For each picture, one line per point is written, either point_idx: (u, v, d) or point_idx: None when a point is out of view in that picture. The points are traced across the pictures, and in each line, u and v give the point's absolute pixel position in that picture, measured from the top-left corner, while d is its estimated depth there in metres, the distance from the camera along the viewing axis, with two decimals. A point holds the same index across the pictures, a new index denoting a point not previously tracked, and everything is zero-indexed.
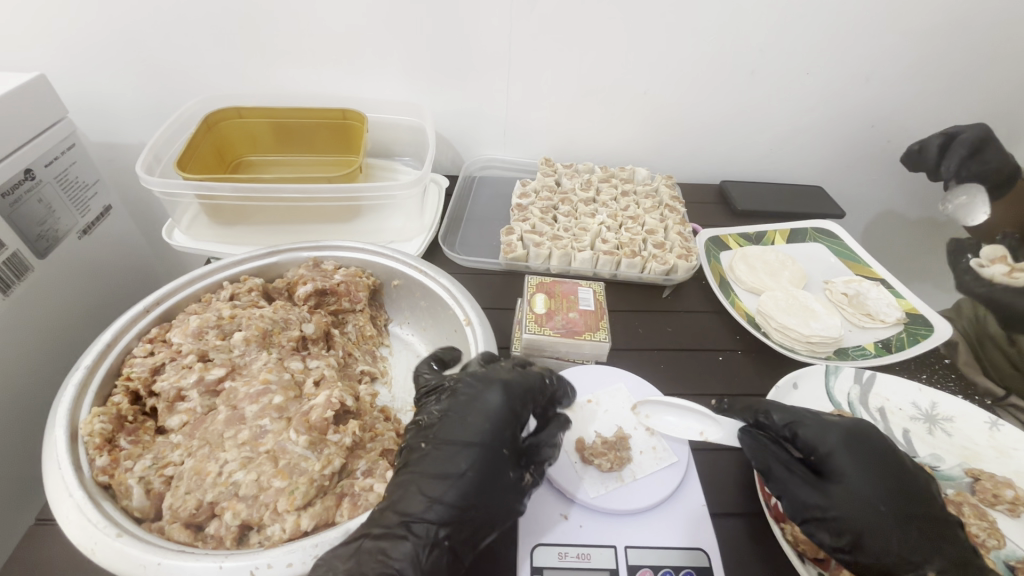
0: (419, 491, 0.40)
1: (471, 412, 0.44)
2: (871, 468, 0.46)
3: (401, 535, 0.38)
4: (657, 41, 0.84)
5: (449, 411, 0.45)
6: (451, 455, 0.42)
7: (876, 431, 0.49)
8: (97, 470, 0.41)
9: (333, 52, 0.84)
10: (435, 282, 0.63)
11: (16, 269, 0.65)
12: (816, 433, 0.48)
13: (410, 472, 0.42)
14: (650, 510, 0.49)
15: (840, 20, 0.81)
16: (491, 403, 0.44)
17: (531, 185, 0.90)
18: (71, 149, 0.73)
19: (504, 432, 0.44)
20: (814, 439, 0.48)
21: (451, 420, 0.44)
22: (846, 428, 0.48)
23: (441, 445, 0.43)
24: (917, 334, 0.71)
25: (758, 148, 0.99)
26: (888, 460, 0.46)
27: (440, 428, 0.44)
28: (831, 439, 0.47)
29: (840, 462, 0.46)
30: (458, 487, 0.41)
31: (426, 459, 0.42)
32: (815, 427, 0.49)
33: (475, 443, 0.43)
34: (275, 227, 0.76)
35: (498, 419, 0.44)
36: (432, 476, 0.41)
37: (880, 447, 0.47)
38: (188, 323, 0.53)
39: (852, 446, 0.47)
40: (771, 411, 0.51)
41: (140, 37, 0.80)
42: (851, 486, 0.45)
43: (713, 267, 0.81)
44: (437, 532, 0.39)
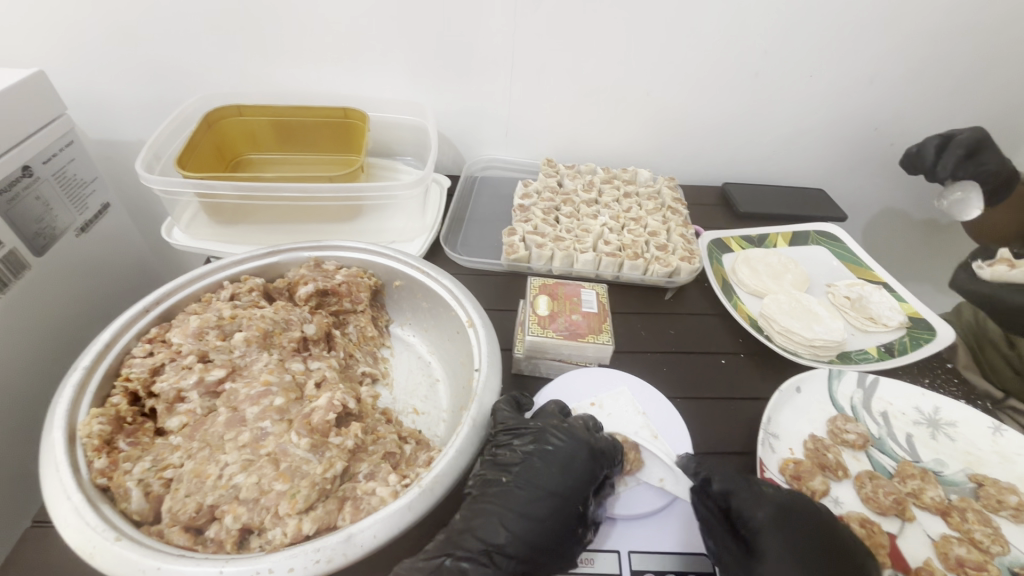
0: (501, 523, 0.42)
1: (557, 462, 0.46)
2: (798, 551, 0.43)
3: (484, 563, 0.40)
4: (661, 41, 0.83)
5: (534, 456, 0.46)
6: (537, 499, 0.44)
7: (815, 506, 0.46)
8: (96, 472, 0.41)
9: (335, 50, 0.83)
10: (438, 283, 0.63)
11: (13, 267, 0.64)
12: (749, 506, 0.45)
13: (491, 504, 0.43)
14: (654, 517, 0.48)
15: (843, 23, 0.81)
16: (578, 457, 0.46)
17: (533, 186, 0.90)
18: (69, 146, 0.73)
19: (586, 486, 0.45)
20: (746, 511, 0.45)
21: (535, 465, 0.45)
22: (781, 504, 0.45)
23: (525, 486, 0.44)
24: (919, 338, 0.71)
25: (760, 150, 0.99)
26: (819, 543, 0.43)
27: (526, 471, 0.45)
28: (764, 515, 0.44)
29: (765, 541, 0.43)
30: (538, 530, 0.42)
31: (507, 496, 0.44)
32: (749, 499, 0.45)
33: (557, 494, 0.44)
34: (276, 226, 0.75)
35: (582, 477, 0.45)
36: (515, 514, 0.42)
37: (812, 526, 0.44)
38: (188, 323, 0.52)
39: (782, 523, 0.44)
40: (711, 476, 0.46)
41: (139, 33, 0.79)
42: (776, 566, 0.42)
43: (715, 269, 0.80)
44: (514, 567, 0.41)
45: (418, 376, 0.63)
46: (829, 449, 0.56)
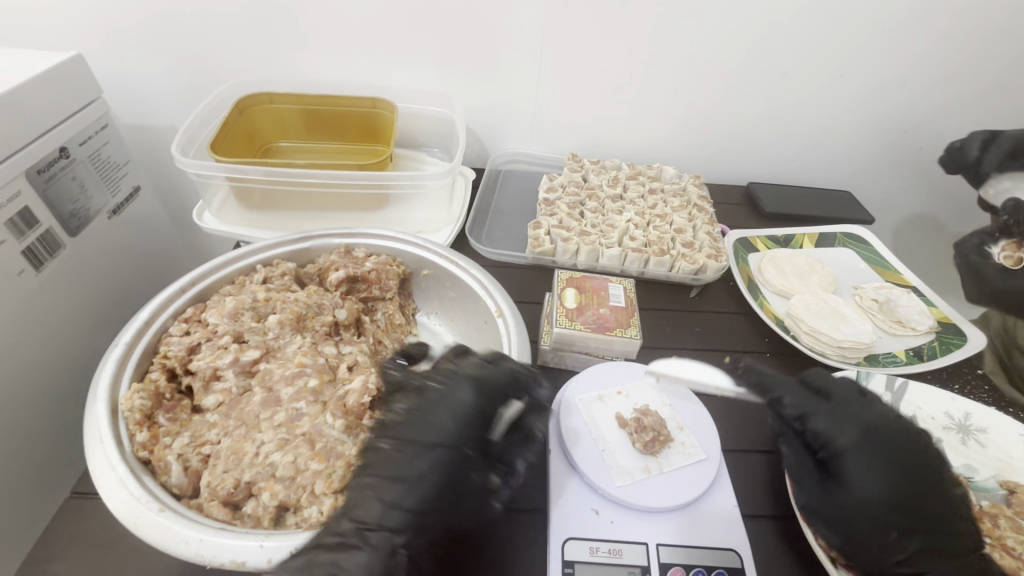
0: (377, 497, 0.40)
1: (437, 411, 0.43)
2: (883, 474, 0.45)
3: (356, 544, 0.38)
4: (692, 39, 0.83)
5: (414, 411, 0.43)
6: (413, 458, 0.41)
7: (905, 432, 0.47)
8: (138, 445, 0.41)
9: (367, 41, 0.84)
10: (467, 274, 0.63)
11: (49, 246, 0.66)
12: (829, 428, 0.46)
13: (370, 475, 0.41)
14: (683, 511, 0.48)
15: (876, 24, 0.80)
16: (460, 402, 0.43)
17: (558, 180, 0.90)
18: (103, 130, 0.75)
19: (473, 432, 0.43)
20: (827, 434, 0.46)
21: (416, 421, 0.43)
22: (866, 426, 0.46)
23: (400, 447, 0.42)
24: (949, 343, 0.70)
25: (787, 150, 0.98)
26: (905, 463, 0.46)
27: (405, 429, 0.43)
28: (845, 436, 0.46)
29: (848, 462, 0.45)
30: (417, 497, 0.40)
31: (385, 461, 0.41)
32: (829, 424, 0.46)
33: (440, 445, 0.42)
34: (304, 213, 0.76)
35: (466, 420, 0.43)
36: (391, 480, 0.40)
37: (903, 443, 0.46)
38: (224, 303, 0.52)
39: (867, 445, 0.45)
40: (782, 397, 0.47)
41: (175, 22, 0.80)
42: (860, 489, 0.44)
43: (741, 268, 0.80)
44: (394, 540, 0.38)
45: None
46: None
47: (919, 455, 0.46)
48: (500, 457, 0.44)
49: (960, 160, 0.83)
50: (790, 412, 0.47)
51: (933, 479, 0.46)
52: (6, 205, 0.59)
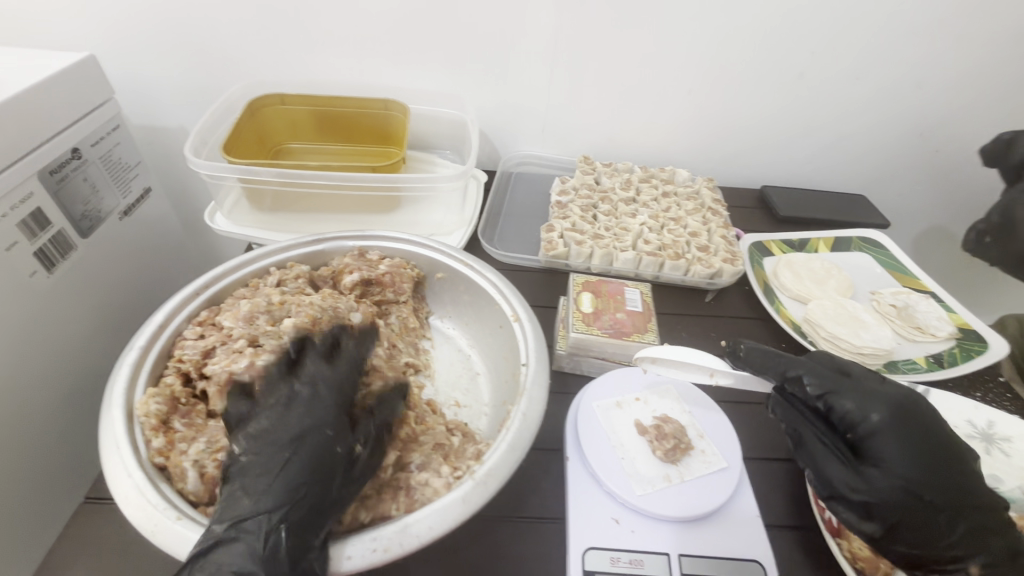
0: (246, 491, 0.37)
1: (292, 406, 0.42)
2: (914, 453, 0.45)
3: (233, 535, 0.35)
4: (707, 41, 0.82)
5: (270, 414, 0.42)
6: (274, 449, 0.39)
7: (924, 408, 0.48)
8: (154, 451, 0.41)
9: (380, 43, 0.84)
10: (482, 277, 0.62)
11: (60, 247, 0.65)
12: (859, 408, 0.47)
13: (237, 477, 0.39)
14: (707, 521, 0.47)
15: (894, 24, 0.79)
16: (315, 392, 0.43)
17: (570, 183, 0.89)
18: (115, 131, 0.74)
19: (328, 413, 0.42)
20: (859, 414, 0.47)
21: (274, 422, 0.41)
22: (893, 404, 0.47)
23: (258, 451, 0.39)
24: (970, 349, 0.69)
25: (801, 154, 0.97)
26: (930, 439, 0.46)
27: (265, 431, 0.41)
28: (877, 416, 0.46)
29: (881, 441, 0.46)
30: (284, 487, 0.37)
31: (249, 464, 0.39)
32: (857, 403, 0.47)
33: (297, 433, 0.40)
34: (316, 215, 0.76)
35: (318, 403, 0.42)
36: (257, 473, 0.38)
37: (925, 419, 0.47)
38: (239, 307, 0.52)
39: (898, 424, 0.46)
40: (804, 376, 0.49)
41: (188, 22, 0.80)
42: (896, 471, 0.45)
43: (757, 272, 0.79)
44: (272, 525, 0.36)
45: (459, 369, 0.62)
46: None
47: (940, 430, 0.48)
48: (365, 433, 0.43)
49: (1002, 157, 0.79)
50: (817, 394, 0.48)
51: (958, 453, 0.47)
52: (18, 206, 0.59)
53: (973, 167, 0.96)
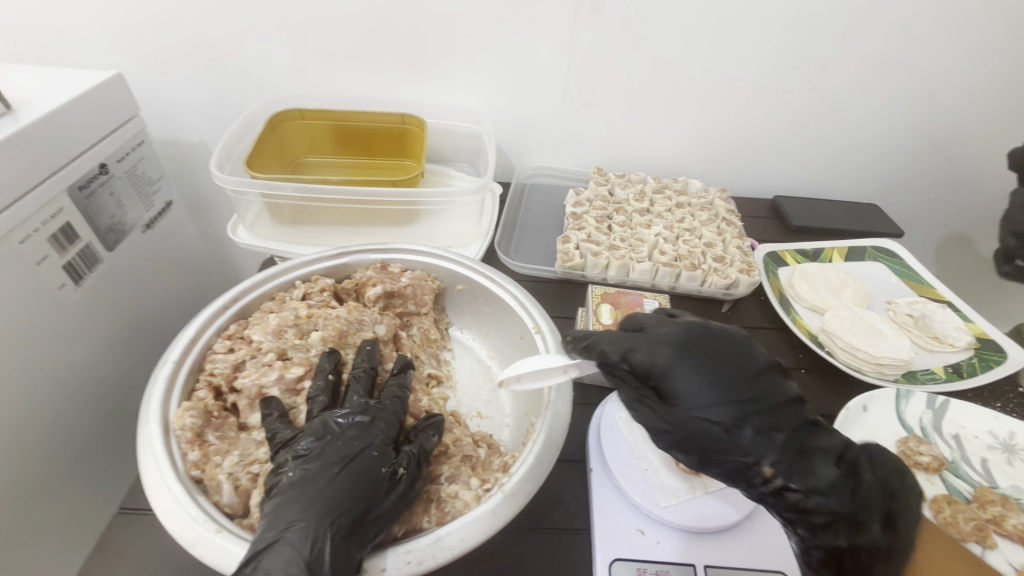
0: (294, 500, 0.38)
1: (343, 430, 0.44)
2: (707, 379, 0.43)
3: (275, 539, 0.36)
4: (718, 54, 0.84)
5: (321, 435, 0.43)
6: (322, 466, 0.40)
7: (708, 328, 0.46)
8: (190, 464, 0.42)
9: (398, 59, 0.85)
10: (503, 289, 0.62)
11: (88, 261, 0.67)
12: (649, 356, 0.44)
13: (284, 489, 0.40)
14: (732, 532, 0.47)
15: (904, 36, 0.80)
16: (367, 418, 0.45)
17: (585, 194, 0.90)
18: (139, 146, 0.76)
19: (378, 437, 0.43)
20: (648, 361, 0.44)
21: (324, 442, 0.43)
22: (679, 340, 0.44)
23: (311, 466, 0.41)
24: (989, 359, 0.69)
25: (813, 165, 0.98)
26: (721, 358, 0.44)
27: (317, 451, 0.42)
28: (661, 356, 0.44)
29: (675, 381, 0.43)
30: (331, 500, 0.38)
31: (301, 475, 0.40)
32: (647, 351, 0.44)
33: (346, 455, 0.41)
34: (337, 228, 0.77)
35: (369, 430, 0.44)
36: (304, 484, 0.39)
37: (711, 342, 0.45)
38: (268, 321, 0.53)
39: (687, 357, 0.44)
40: (602, 346, 0.46)
41: (211, 41, 0.82)
42: (691, 406, 0.43)
43: (772, 282, 0.79)
44: (314, 530, 0.37)
45: (480, 380, 0.63)
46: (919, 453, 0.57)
47: (729, 341, 0.45)
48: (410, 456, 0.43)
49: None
50: (613, 355, 0.45)
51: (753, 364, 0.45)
52: (49, 221, 0.60)
53: (986, 175, 0.97)
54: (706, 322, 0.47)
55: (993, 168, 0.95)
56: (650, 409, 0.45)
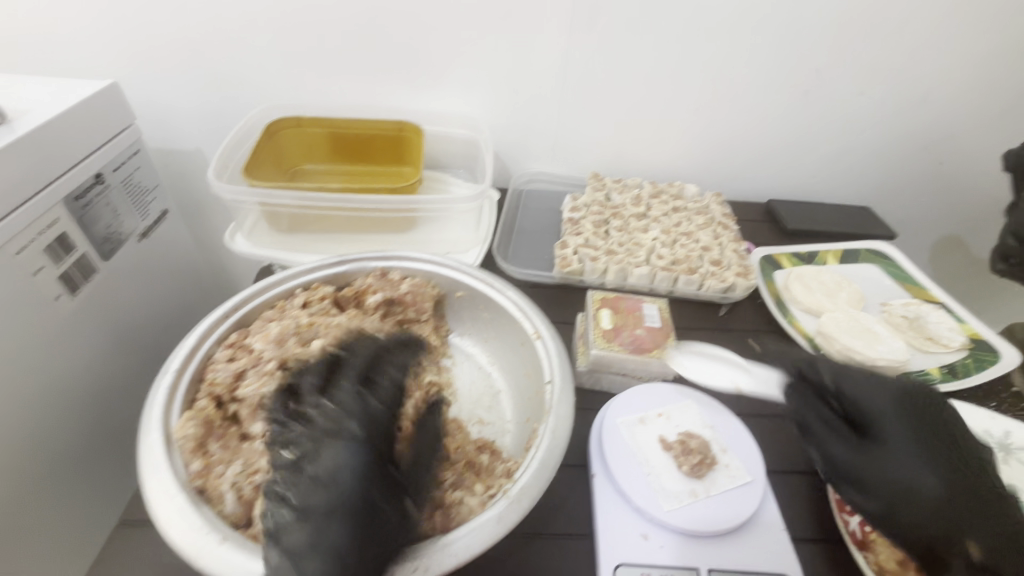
0: (302, 553, 0.36)
1: (331, 460, 0.40)
2: (919, 436, 0.46)
3: None
4: (712, 59, 0.85)
5: (312, 469, 0.40)
6: (326, 510, 0.38)
7: (931, 397, 0.50)
8: (192, 474, 0.42)
9: (394, 66, 0.86)
10: (502, 296, 0.63)
11: (84, 270, 0.67)
12: (867, 393, 0.49)
13: (286, 537, 0.37)
14: (732, 535, 0.48)
15: (894, 41, 0.82)
16: (356, 444, 0.42)
17: (581, 200, 0.90)
18: (135, 155, 0.76)
19: (374, 468, 0.41)
20: (864, 398, 0.49)
21: (316, 478, 0.39)
22: (900, 396, 0.48)
23: (316, 483, 0.39)
24: (983, 359, 0.70)
25: (806, 169, 0.99)
26: (938, 424, 0.48)
27: (312, 483, 0.39)
28: (878, 398, 0.48)
29: (886, 424, 0.47)
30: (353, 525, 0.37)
31: (307, 494, 0.39)
32: (867, 389, 0.49)
33: (349, 495, 0.39)
34: (336, 236, 0.77)
35: (367, 460, 0.41)
36: (311, 534, 0.37)
37: (930, 407, 0.49)
38: (269, 329, 0.53)
39: (902, 409, 0.48)
40: (816, 366, 0.52)
41: (207, 50, 0.83)
42: (899, 451, 0.46)
43: (768, 286, 0.80)
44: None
45: (481, 387, 0.63)
46: None
47: (944, 416, 0.49)
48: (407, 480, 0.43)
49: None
50: (827, 382, 0.50)
51: (964, 438, 0.48)
52: (45, 231, 0.60)
53: (977, 178, 0.98)
54: (930, 392, 0.51)
55: (982, 170, 0.97)
56: (836, 438, 0.48)
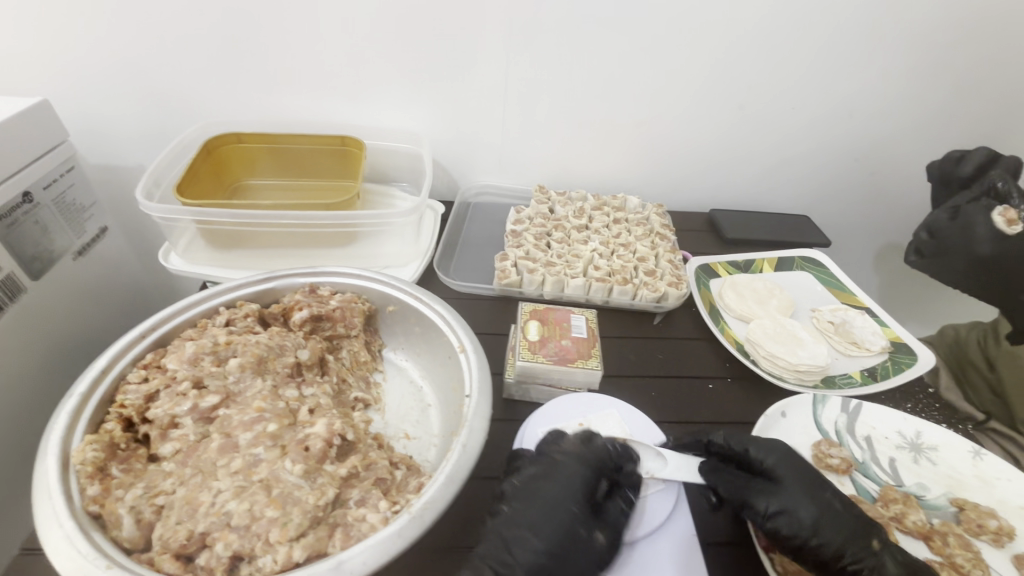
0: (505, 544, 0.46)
1: (549, 477, 0.50)
2: (809, 477, 0.51)
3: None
4: (650, 73, 0.87)
5: (529, 480, 0.50)
6: (532, 516, 0.47)
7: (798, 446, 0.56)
8: (88, 499, 0.41)
9: (338, 83, 0.87)
10: (431, 309, 0.63)
11: (8, 289, 0.65)
12: (762, 449, 0.53)
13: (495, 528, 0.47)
14: (647, 537, 0.50)
15: (820, 54, 0.85)
16: (571, 472, 0.50)
17: (526, 212, 0.92)
18: (70, 172, 0.75)
19: (580, 494, 0.49)
20: (762, 453, 0.52)
21: (532, 486, 0.50)
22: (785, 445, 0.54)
23: (526, 504, 0.48)
24: (901, 362, 0.73)
25: (746, 179, 1.02)
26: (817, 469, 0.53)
27: (524, 492, 0.49)
28: (770, 449, 0.53)
29: (786, 470, 0.51)
30: (548, 537, 0.46)
31: (512, 517, 0.48)
32: (760, 445, 0.53)
33: (550, 506, 0.48)
34: (270, 252, 0.77)
35: (575, 486, 0.49)
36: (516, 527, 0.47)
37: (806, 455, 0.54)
38: (184, 349, 0.52)
39: (793, 455, 0.52)
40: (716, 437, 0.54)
41: (148, 66, 0.82)
42: (800, 489, 0.49)
43: (702, 294, 0.82)
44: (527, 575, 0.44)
45: (410, 401, 0.63)
46: (833, 454, 0.60)
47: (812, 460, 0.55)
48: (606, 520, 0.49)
49: (953, 175, 0.78)
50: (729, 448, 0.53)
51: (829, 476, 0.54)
52: None
53: (905, 188, 1.03)
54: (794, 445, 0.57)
55: (908, 181, 1.02)
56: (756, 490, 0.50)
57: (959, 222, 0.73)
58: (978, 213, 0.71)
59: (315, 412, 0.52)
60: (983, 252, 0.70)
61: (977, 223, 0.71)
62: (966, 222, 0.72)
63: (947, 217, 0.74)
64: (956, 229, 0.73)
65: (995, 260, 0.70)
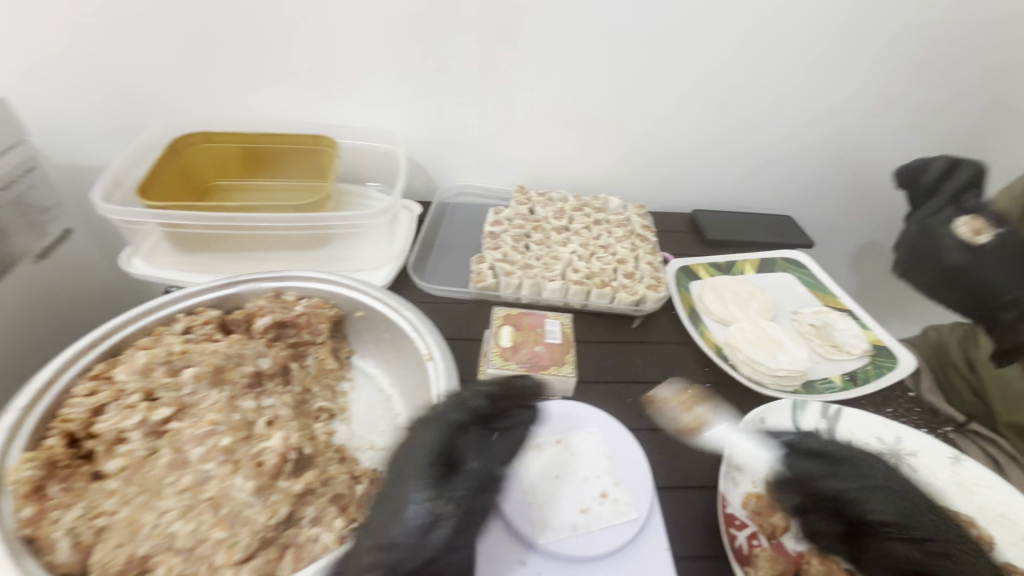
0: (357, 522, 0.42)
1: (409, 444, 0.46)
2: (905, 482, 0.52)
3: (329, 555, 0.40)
4: (631, 71, 0.85)
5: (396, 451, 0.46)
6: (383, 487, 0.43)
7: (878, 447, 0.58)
8: (21, 522, 0.39)
9: (310, 80, 0.84)
10: (400, 315, 0.62)
11: None
12: (863, 457, 0.53)
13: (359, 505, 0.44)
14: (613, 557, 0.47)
15: (801, 54, 0.84)
16: (425, 434, 0.46)
17: (505, 213, 0.89)
18: (28, 173, 0.73)
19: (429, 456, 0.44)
20: (866, 462, 0.53)
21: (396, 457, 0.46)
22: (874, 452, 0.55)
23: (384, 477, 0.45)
24: (882, 366, 0.72)
25: (729, 179, 1.01)
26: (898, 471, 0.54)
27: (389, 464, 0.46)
28: (860, 456, 0.53)
29: (891, 478, 0.51)
30: (386, 506, 0.42)
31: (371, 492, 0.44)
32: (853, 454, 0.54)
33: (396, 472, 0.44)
34: (237, 256, 0.75)
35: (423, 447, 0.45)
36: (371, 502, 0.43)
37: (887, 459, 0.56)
38: (136, 359, 0.50)
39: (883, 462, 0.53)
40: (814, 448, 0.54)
41: (112, 62, 0.80)
42: (904, 495, 0.50)
43: (683, 296, 0.81)
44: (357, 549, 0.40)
45: (378, 410, 0.60)
46: None
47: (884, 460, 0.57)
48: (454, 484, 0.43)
49: (915, 182, 0.79)
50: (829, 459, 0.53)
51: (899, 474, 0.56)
52: None
53: (887, 189, 1.03)
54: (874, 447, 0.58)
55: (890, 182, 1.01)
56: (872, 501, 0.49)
57: (926, 235, 0.74)
58: (944, 224, 0.72)
59: (272, 424, 0.50)
60: (951, 262, 0.70)
61: (943, 234, 0.72)
62: (932, 233, 0.73)
63: (916, 232, 0.75)
64: (924, 241, 0.73)
65: (965, 271, 0.69)
